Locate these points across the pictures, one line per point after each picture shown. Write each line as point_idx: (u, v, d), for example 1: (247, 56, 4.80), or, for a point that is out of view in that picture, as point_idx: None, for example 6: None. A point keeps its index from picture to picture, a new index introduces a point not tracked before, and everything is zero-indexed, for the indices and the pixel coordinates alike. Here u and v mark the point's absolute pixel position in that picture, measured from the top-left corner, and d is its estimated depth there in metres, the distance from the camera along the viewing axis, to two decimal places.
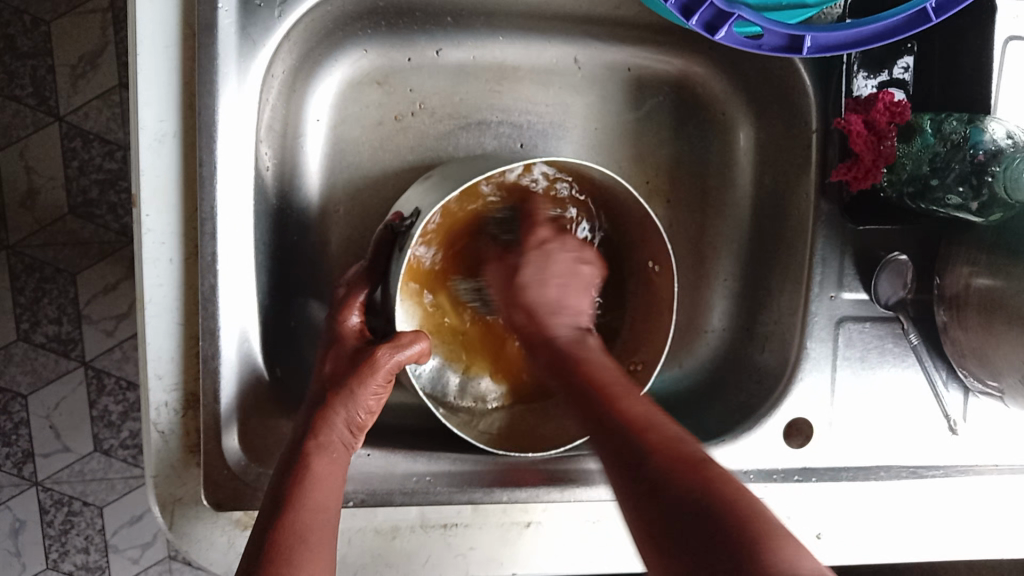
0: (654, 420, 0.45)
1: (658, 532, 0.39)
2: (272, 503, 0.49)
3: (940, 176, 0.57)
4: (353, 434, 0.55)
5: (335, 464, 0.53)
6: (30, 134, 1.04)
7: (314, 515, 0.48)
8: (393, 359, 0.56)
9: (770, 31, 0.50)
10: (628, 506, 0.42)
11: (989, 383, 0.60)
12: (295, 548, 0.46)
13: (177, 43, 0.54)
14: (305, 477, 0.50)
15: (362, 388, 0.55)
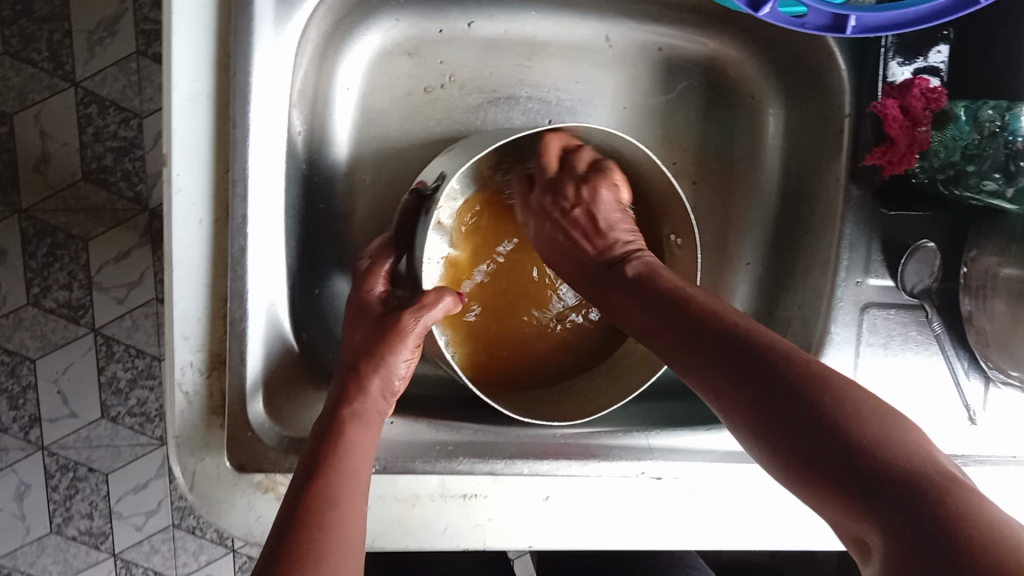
0: (755, 329, 0.48)
1: (785, 425, 0.42)
2: (306, 468, 0.49)
3: (975, 163, 0.57)
4: (386, 400, 0.57)
5: (369, 431, 0.53)
6: (46, 99, 1.04)
7: (345, 482, 0.49)
8: (419, 322, 0.57)
9: (814, 10, 0.50)
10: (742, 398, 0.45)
11: (1011, 374, 0.61)
12: (327, 509, 0.47)
13: (213, 1, 0.54)
14: (340, 442, 0.51)
15: (394, 353, 0.56)
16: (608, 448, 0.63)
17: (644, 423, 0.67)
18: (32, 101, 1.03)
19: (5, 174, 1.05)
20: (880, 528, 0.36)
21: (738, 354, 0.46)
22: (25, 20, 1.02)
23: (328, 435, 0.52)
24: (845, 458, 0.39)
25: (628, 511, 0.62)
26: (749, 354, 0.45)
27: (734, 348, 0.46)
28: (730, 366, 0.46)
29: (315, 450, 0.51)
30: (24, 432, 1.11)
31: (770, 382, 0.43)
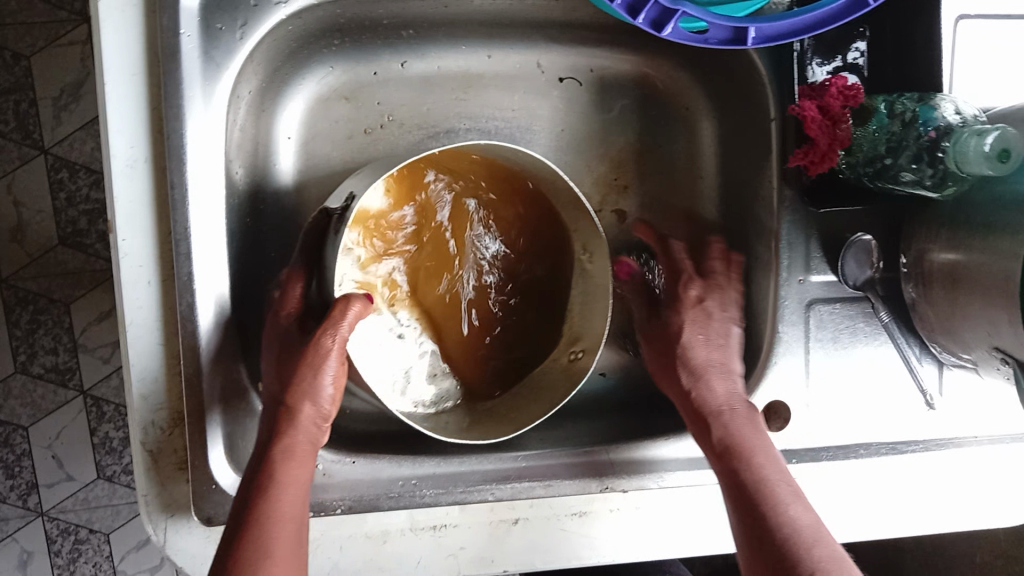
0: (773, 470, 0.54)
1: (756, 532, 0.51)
2: (236, 521, 0.50)
3: (892, 155, 0.58)
4: (320, 429, 0.56)
5: (302, 469, 0.54)
6: (16, 168, 1.06)
7: (277, 532, 0.50)
8: (337, 337, 0.55)
9: (715, 25, 0.51)
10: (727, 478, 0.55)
11: (962, 357, 0.61)
12: (258, 565, 0.48)
13: (143, 70, 0.56)
14: (268, 488, 0.51)
15: (317, 377, 0.55)
16: (561, 467, 0.64)
17: (610, 437, 0.68)
18: (4, 173, 1.07)
19: None
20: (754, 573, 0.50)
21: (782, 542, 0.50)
22: None
23: (257, 482, 0.52)
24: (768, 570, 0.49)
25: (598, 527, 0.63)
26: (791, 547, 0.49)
27: (773, 542, 0.50)
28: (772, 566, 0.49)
29: (245, 497, 0.52)
30: (22, 500, 1.13)
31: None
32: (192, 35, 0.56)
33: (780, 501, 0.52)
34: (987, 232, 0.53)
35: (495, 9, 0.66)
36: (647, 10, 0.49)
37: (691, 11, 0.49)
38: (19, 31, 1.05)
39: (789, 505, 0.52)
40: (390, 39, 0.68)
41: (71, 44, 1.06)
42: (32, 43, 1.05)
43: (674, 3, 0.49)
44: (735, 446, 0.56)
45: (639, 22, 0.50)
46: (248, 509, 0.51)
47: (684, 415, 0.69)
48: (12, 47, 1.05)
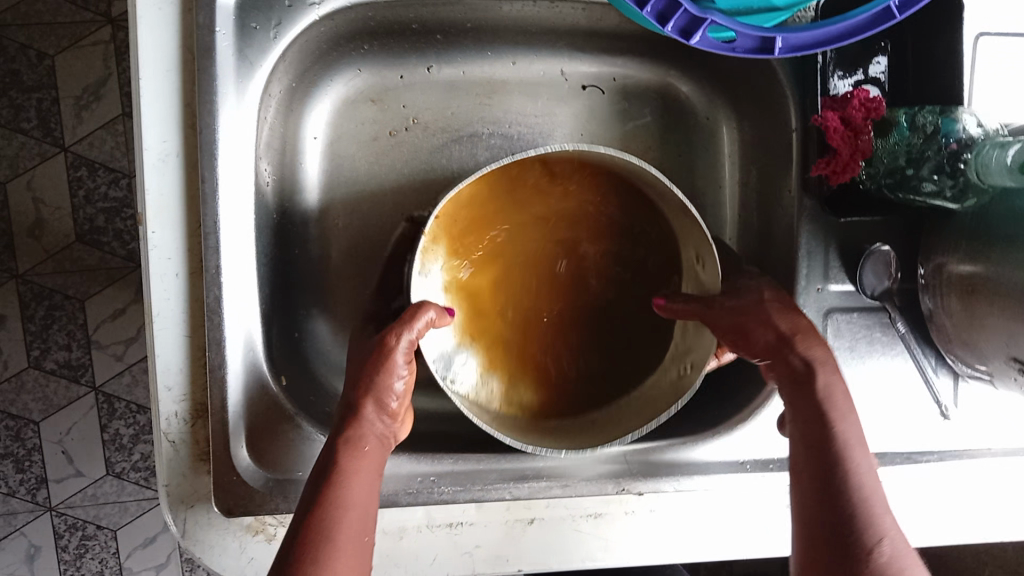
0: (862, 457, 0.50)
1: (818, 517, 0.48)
2: (302, 507, 0.50)
3: (915, 166, 0.60)
4: (387, 424, 0.57)
5: (366, 459, 0.53)
6: (37, 165, 1.08)
7: (342, 517, 0.49)
8: (401, 339, 0.57)
9: (743, 35, 0.52)
10: (801, 452, 0.52)
11: (978, 367, 0.62)
12: (323, 549, 0.47)
13: (178, 65, 0.57)
14: (336, 476, 0.51)
15: (382, 375, 0.56)
16: (579, 466, 0.64)
17: None
18: (25, 169, 1.08)
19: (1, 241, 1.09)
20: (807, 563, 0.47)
21: (861, 557, 0.45)
22: (14, 92, 1.06)
23: (323, 470, 0.52)
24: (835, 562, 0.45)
25: (612, 529, 0.64)
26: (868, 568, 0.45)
27: (853, 547, 0.46)
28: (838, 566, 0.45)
29: (313, 486, 0.51)
30: (31, 494, 1.13)
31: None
32: (226, 33, 0.57)
33: (875, 510, 0.47)
34: (1004, 245, 0.53)
35: (521, 17, 0.67)
36: (676, 18, 0.50)
37: (719, 20, 0.49)
38: (43, 29, 1.06)
39: (882, 517, 0.47)
40: (419, 44, 0.69)
41: (95, 44, 1.07)
42: (57, 42, 1.06)
43: (703, 12, 0.50)
44: (828, 422, 0.51)
45: (668, 29, 0.50)
46: (315, 499, 0.50)
47: (698, 421, 0.69)
48: (37, 46, 1.06)
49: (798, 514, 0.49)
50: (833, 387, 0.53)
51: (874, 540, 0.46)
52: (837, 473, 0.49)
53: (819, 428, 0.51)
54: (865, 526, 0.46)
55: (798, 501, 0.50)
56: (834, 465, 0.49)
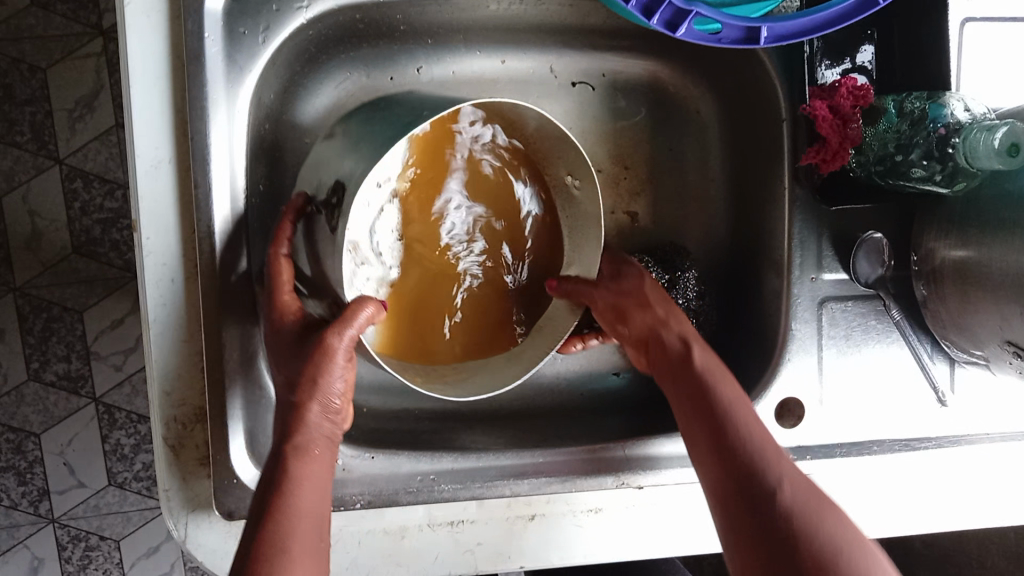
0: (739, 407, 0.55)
1: (725, 462, 0.52)
2: (255, 519, 0.48)
3: (903, 151, 0.59)
4: (331, 424, 0.56)
5: (316, 464, 0.53)
6: (32, 178, 1.08)
7: (297, 528, 0.48)
8: (345, 337, 0.54)
9: (729, 25, 0.52)
10: (677, 398, 0.59)
11: (973, 353, 0.62)
12: (278, 559, 0.46)
13: (168, 72, 0.57)
14: (285, 485, 0.50)
15: (326, 374, 0.54)
16: (583, 462, 0.64)
17: (622, 432, 0.69)
18: (19, 183, 1.08)
19: None
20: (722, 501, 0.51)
21: (767, 497, 0.48)
22: (7, 105, 1.06)
23: (273, 479, 0.51)
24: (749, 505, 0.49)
25: (614, 524, 0.64)
26: (773, 508, 0.47)
27: (760, 491, 0.49)
28: (751, 511, 0.48)
29: (262, 495, 0.50)
30: (34, 506, 1.13)
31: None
32: (215, 38, 0.57)
33: (773, 459, 0.51)
34: (1000, 230, 0.54)
35: (509, 14, 0.68)
36: (662, 11, 0.51)
37: (705, 12, 0.50)
38: (34, 43, 1.06)
39: (781, 464, 0.50)
40: (406, 45, 0.70)
41: (87, 56, 1.07)
42: (48, 55, 1.07)
43: (688, 4, 0.50)
44: (709, 394, 0.56)
45: (654, 23, 0.51)
46: (270, 508, 0.49)
47: None
48: (29, 59, 1.06)
49: (704, 473, 0.53)
50: (709, 368, 0.59)
51: (775, 482, 0.49)
52: (727, 437, 0.53)
53: (698, 402, 0.57)
54: (766, 474, 0.50)
55: (695, 446, 0.55)
56: (725, 432, 0.53)
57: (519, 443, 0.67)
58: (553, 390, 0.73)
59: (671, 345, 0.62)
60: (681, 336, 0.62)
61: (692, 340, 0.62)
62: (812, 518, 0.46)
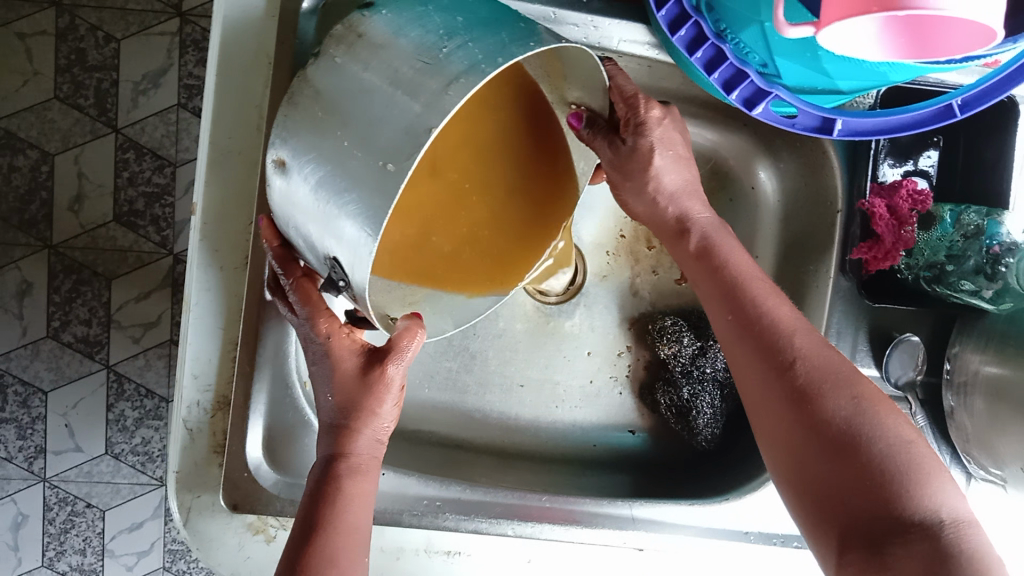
0: (784, 321, 0.53)
1: (774, 391, 0.51)
2: (301, 533, 0.50)
3: (954, 263, 0.60)
4: (381, 443, 0.55)
5: (367, 481, 0.53)
6: (87, 142, 1.11)
7: (345, 540, 0.51)
8: (399, 368, 0.53)
9: (804, 112, 0.53)
10: (723, 315, 0.55)
11: (992, 471, 0.62)
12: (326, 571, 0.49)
13: (255, 68, 0.59)
14: (336, 498, 0.51)
15: (382, 406, 0.53)
16: (590, 514, 0.64)
17: (630, 491, 0.69)
18: (74, 145, 1.11)
19: (41, 210, 1.11)
20: (781, 434, 0.50)
21: (787, 385, 0.50)
22: (77, 69, 1.10)
23: (322, 491, 0.51)
24: (808, 437, 0.48)
25: None
26: (819, 422, 0.48)
27: (815, 417, 0.48)
28: (811, 442, 0.48)
29: (311, 507, 0.51)
30: (27, 463, 1.14)
31: (841, 460, 0.47)
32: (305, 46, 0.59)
33: (787, 333, 0.52)
34: None
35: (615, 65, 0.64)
36: (742, 88, 0.52)
37: (783, 96, 0.51)
38: (115, 15, 1.11)
39: (792, 338, 0.51)
40: None
41: (162, 34, 1.11)
42: (125, 28, 1.11)
43: (768, 85, 0.51)
44: (720, 271, 0.57)
45: (732, 97, 0.52)
46: (314, 528, 0.50)
47: (706, 484, 0.69)
48: (107, 29, 1.11)
49: (749, 375, 0.53)
50: (711, 237, 0.59)
51: (793, 369, 0.50)
52: (743, 308, 0.54)
53: (740, 321, 0.54)
54: (780, 360, 0.51)
55: (739, 369, 0.54)
56: (739, 306, 0.54)
57: (526, 485, 0.67)
58: (566, 436, 0.73)
59: (667, 218, 0.61)
60: (681, 215, 0.60)
61: (695, 218, 0.60)
62: (815, 390, 0.49)
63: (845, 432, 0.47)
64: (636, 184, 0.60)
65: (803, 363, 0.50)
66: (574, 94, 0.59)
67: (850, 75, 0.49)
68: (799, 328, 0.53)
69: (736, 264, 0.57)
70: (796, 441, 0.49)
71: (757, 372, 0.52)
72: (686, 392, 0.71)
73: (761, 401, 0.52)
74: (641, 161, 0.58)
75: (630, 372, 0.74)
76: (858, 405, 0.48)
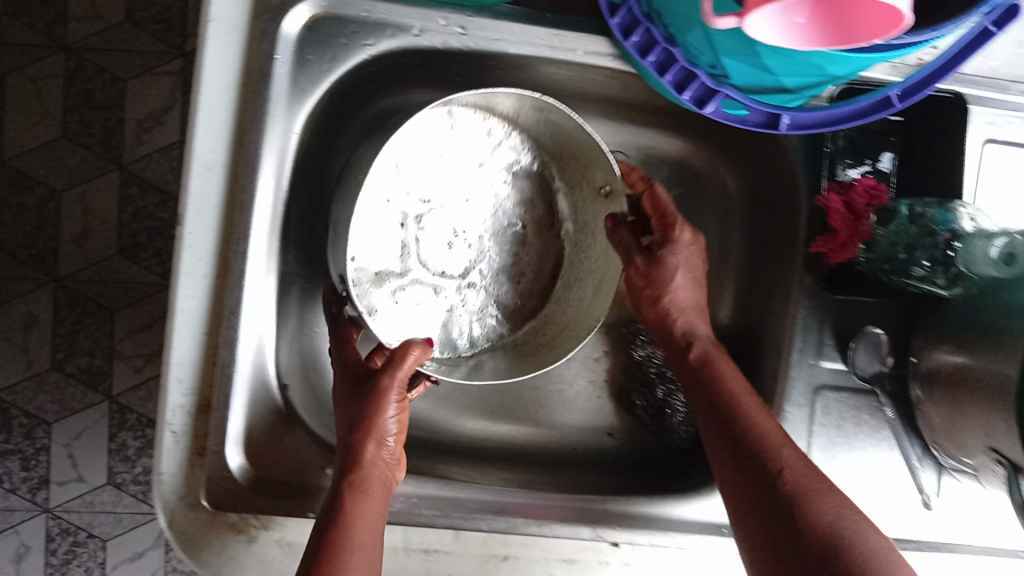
0: (774, 437, 0.58)
1: (763, 496, 0.55)
2: (314, 546, 0.54)
3: (905, 251, 0.62)
4: (392, 466, 0.61)
5: (374, 502, 0.58)
6: (92, 179, 1.15)
7: (351, 557, 0.54)
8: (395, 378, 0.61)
9: (753, 110, 0.56)
10: (716, 431, 0.61)
11: (963, 461, 0.63)
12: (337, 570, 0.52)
13: (236, 86, 0.61)
14: (344, 514, 0.56)
15: (381, 413, 0.60)
16: (554, 507, 0.66)
17: (613, 489, 0.70)
18: (80, 181, 1.15)
19: (47, 245, 1.15)
20: (767, 535, 0.54)
21: (774, 491, 0.55)
22: (85, 109, 1.15)
23: (332, 513, 0.56)
24: (793, 538, 0.52)
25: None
26: (804, 524, 0.52)
27: (800, 518, 0.52)
28: (792, 538, 0.52)
29: (318, 539, 0.55)
30: (31, 493, 1.16)
31: (822, 556, 0.50)
32: (284, 60, 0.62)
33: (774, 445, 0.57)
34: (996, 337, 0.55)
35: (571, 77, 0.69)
36: (692, 88, 0.55)
37: (732, 95, 0.53)
38: (121, 57, 1.16)
39: (780, 449, 0.57)
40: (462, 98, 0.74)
41: (166, 75, 1.17)
42: (131, 69, 1.16)
43: (718, 85, 0.53)
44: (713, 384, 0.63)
45: (684, 97, 0.55)
46: (325, 538, 0.54)
47: (683, 481, 0.70)
48: (113, 70, 1.16)
49: (739, 482, 0.58)
50: (708, 357, 0.66)
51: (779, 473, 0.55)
52: (735, 422, 0.60)
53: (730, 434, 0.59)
54: (766, 470, 0.56)
55: (730, 478, 0.58)
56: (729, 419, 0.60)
57: (506, 483, 0.69)
58: (546, 441, 0.74)
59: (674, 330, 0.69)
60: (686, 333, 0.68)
61: (698, 333, 0.68)
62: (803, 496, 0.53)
63: (828, 534, 0.51)
64: (654, 292, 0.69)
65: (790, 473, 0.55)
66: (602, 178, 0.69)
67: (793, 69, 0.51)
68: (786, 444, 0.58)
69: (730, 381, 0.63)
70: (781, 540, 0.53)
71: (748, 481, 0.57)
72: (662, 390, 0.74)
73: (750, 501, 0.56)
74: (663, 275, 0.68)
75: (607, 376, 0.76)
76: (841, 511, 0.53)
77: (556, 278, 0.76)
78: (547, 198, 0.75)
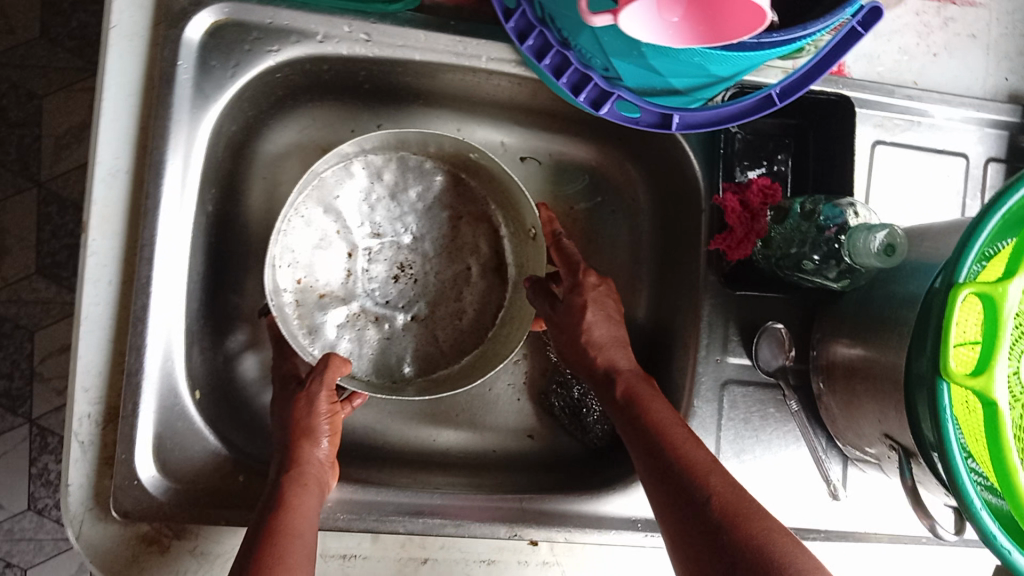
0: (703, 464, 0.55)
1: (692, 526, 0.52)
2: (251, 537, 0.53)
3: (797, 245, 0.64)
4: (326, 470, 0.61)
5: (308, 496, 0.57)
6: (8, 196, 1.12)
7: (291, 543, 0.52)
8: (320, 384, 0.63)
9: (646, 110, 0.58)
10: (643, 459, 0.58)
11: (867, 452, 0.65)
12: (283, 551, 0.51)
13: (139, 92, 0.62)
14: (282, 507, 0.55)
15: (314, 416, 0.62)
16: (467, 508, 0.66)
17: (536, 488, 0.70)
18: None
19: None
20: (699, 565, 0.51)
21: (705, 521, 0.51)
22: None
23: (271, 507, 0.55)
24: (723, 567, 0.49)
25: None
26: (731, 553, 0.49)
27: (728, 544, 0.49)
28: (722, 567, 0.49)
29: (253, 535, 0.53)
30: None
31: None
32: (187, 66, 0.62)
33: (702, 472, 0.54)
34: (889, 330, 0.56)
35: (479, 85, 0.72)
36: (587, 90, 0.57)
37: (624, 95, 0.55)
38: (37, 72, 1.13)
39: (707, 476, 0.54)
40: (377, 107, 0.76)
41: (85, 90, 1.14)
42: (48, 84, 1.13)
43: (611, 86, 0.55)
44: (639, 416, 0.60)
45: (581, 99, 0.57)
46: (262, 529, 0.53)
47: (600, 477, 0.71)
48: (29, 86, 1.13)
49: (668, 513, 0.54)
50: (633, 390, 0.62)
51: (707, 500, 0.52)
52: (661, 451, 0.57)
53: (655, 460, 0.57)
54: (697, 502, 0.52)
55: (659, 507, 0.55)
56: (657, 452, 0.57)
57: (423, 484, 0.69)
58: (465, 446, 0.75)
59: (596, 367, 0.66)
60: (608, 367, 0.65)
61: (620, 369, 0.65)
62: (730, 521, 0.50)
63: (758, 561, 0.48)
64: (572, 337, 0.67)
65: (719, 498, 0.52)
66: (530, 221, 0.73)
67: (678, 70, 0.54)
68: (714, 468, 0.55)
69: (653, 409, 0.60)
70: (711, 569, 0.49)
71: (677, 511, 0.53)
72: (577, 390, 0.77)
73: (680, 532, 0.53)
74: (573, 317, 0.66)
75: (527, 378, 0.78)
76: (770, 537, 0.49)
77: (498, 318, 0.76)
78: (494, 242, 0.77)
